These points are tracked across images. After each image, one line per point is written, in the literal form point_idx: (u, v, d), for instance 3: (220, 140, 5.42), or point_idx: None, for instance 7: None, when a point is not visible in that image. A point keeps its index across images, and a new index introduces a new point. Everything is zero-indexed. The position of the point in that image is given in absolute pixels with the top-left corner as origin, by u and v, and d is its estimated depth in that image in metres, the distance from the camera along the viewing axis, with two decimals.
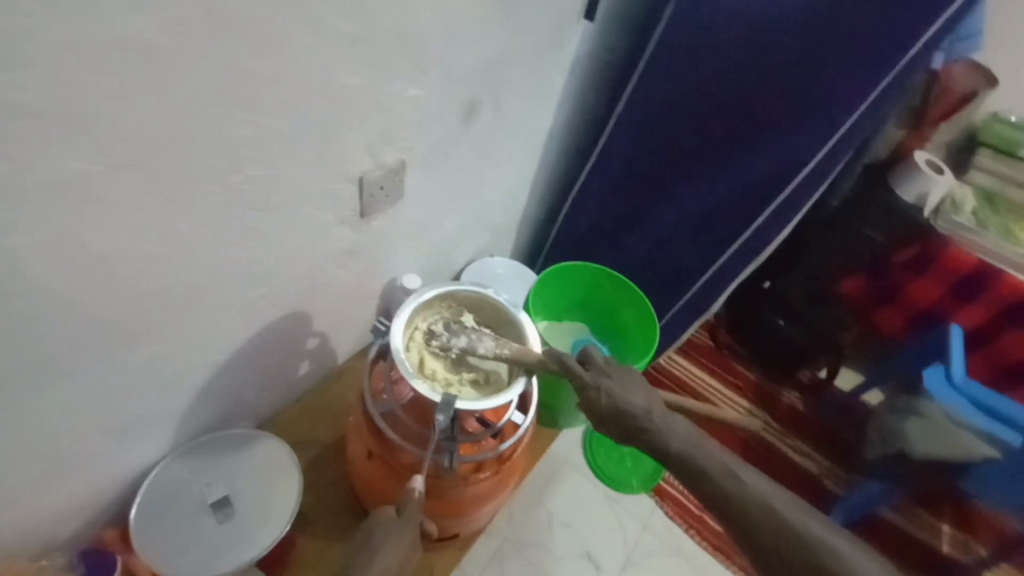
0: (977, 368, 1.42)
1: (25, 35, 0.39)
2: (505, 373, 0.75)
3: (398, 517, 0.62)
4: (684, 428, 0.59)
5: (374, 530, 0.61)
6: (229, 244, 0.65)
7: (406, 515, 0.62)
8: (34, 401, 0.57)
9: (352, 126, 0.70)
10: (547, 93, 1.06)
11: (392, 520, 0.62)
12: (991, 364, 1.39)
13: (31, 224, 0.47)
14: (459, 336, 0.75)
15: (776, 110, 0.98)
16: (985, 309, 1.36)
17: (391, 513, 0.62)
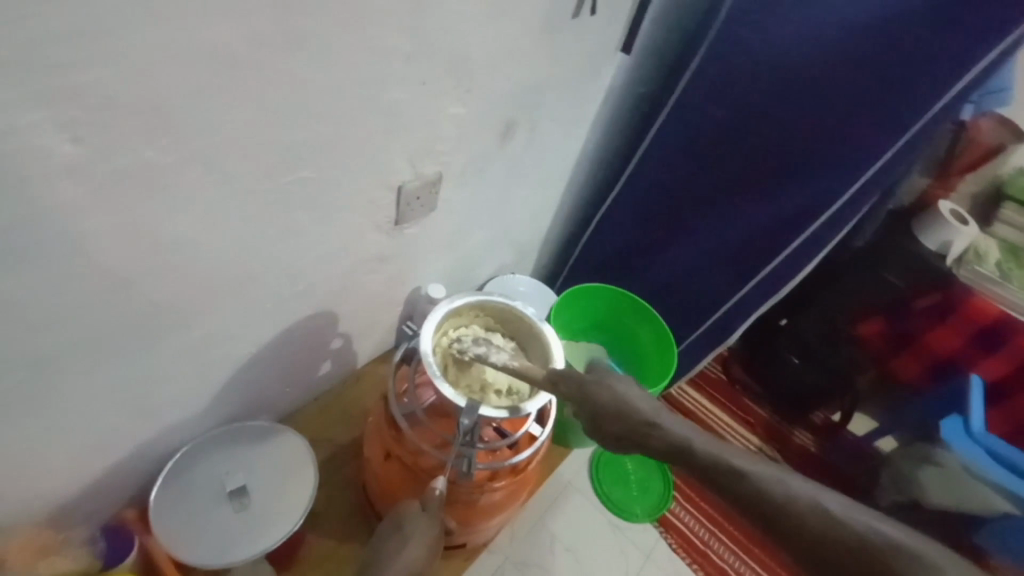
0: (996, 423, 1.39)
1: (125, 37, 0.44)
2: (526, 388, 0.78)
3: (422, 511, 0.63)
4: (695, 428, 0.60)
5: (400, 525, 0.63)
6: (273, 240, 0.68)
7: (429, 509, 0.64)
8: (81, 375, 0.60)
9: (398, 138, 0.74)
10: (581, 119, 1.10)
11: (417, 513, 0.63)
12: (1009, 419, 1.37)
13: (105, 206, 0.51)
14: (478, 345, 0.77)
15: (803, 150, 1.00)
16: (1006, 363, 1.34)
17: (416, 507, 0.64)
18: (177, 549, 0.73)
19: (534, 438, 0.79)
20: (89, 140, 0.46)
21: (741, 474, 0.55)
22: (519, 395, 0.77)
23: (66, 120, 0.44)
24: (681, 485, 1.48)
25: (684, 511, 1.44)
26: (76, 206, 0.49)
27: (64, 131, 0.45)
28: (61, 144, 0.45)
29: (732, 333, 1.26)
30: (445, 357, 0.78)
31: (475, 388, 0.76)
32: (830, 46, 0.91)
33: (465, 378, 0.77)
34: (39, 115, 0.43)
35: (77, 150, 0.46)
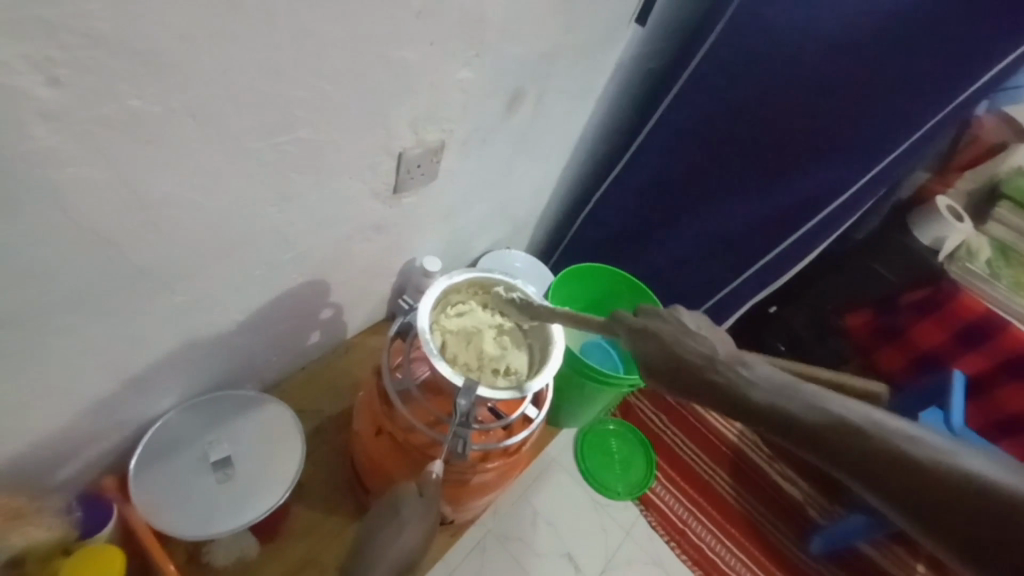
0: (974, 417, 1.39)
1: None
2: (525, 367, 0.76)
3: (419, 496, 0.61)
4: (767, 373, 0.48)
5: (397, 508, 0.60)
6: (265, 202, 0.64)
7: (427, 495, 0.62)
8: (58, 337, 0.56)
9: (402, 101, 0.70)
10: (589, 92, 1.06)
11: (415, 498, 0.61)
12: (988, 415, 1.36)
13: (84, 158, 0.46)
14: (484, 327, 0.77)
15: (816, 138, 0.97)
16: (985, 360, 1.30)
17: (413, 491, 0.62)
18: (158, 520, 0.70)
19: (529, 421, 0.78)
20: (67, 83, 0.42)
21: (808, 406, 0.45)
22: (518, 375, 0.75)
23: (41, 59, 0.40)
24: (664, 464, 1.50)
25: (664, 490, 1.46)
26: (55, 157, 0.45)
27: (39, 71, 0.40)
28: (34, 86, 0.41)
29: (726, 318, 1.25)
30: (444, 334, 0.75)
31: (477, 369, 0.74)
32: (852, 29, 0.87)
33: (466, 359, 0.74)
34: (9, 51, 0.38)
35: (52, 93, 0.42)
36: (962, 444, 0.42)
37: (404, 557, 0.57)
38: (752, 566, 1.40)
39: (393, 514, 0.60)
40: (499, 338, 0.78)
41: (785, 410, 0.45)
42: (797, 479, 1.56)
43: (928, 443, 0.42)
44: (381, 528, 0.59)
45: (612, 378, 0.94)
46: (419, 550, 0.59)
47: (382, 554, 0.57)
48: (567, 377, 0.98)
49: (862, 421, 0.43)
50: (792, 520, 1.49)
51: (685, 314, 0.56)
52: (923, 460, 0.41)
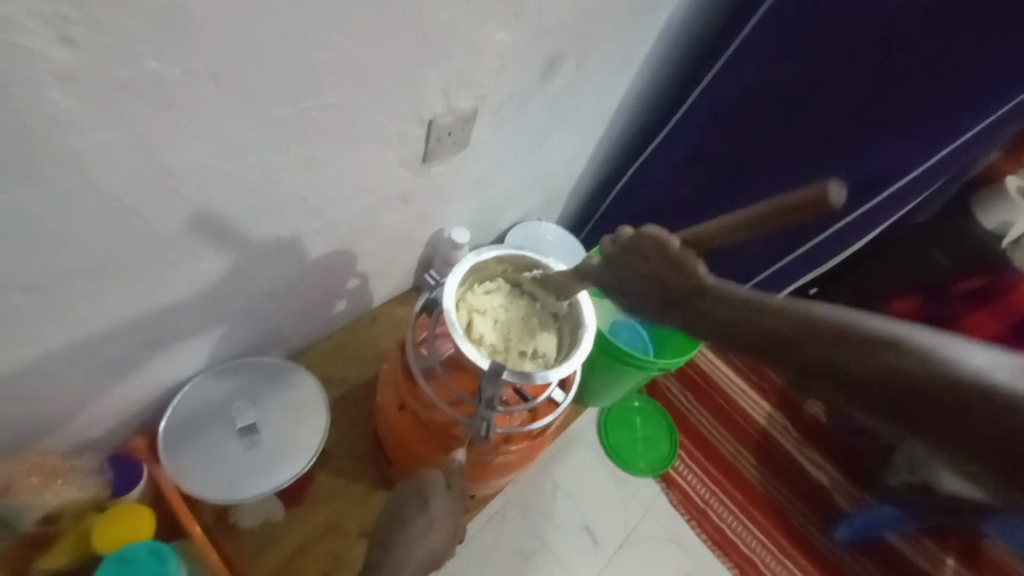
0: None
1: None
2: (553, 351, 0.73)
3: (447, 489, 0.61)
4: (731, 291, 0.48)
5: (426, 502, 0.59)
6: (292, 170, 0.62)
7: (454, 489, 0.62)
8: (85, 303, 0.56)
9: (434, 64, 0.65)
10: (632, 56, 0.99)
11: (443, 490, 0.60)
12: None
13: (102, 122, 0.44)
14: (512, 308, 0.75)
15: (881, 111, 0.89)
16: None
17: (441, 484, 0.61)
18: (187, 484, 0.72)
19: (554, 404, 0.75)
20: (81, 43, 0.39)
21: (766, 314, 0.45)
22: (546, 358, 0.73)
23: (53, 17, 0.37)
24: (687, 442, 1.47)
25: (687, 469, 1.43)
26: (72, 121, 0.43)
27: (51, 29, 0.38)
28: (47, 46, 0.38)
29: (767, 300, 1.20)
30: (468, 313, 0.73)
31: (501, 348, 0.72)
32: None
33: (489, 338, 0.72)
34: (18, 8, 0.36)
35: (67, 54, 0.39)
36: (945, 336, 0.40)
37: (431, 553, 0.57)
38: (774, 552, 1.38)
39: (421, 507, 0.59)
40: (529, 320, 0.75)
41: (749, 321, 0.45)
42: (825, 465, 1.51)
43: (899, 340, 0.40)
44: (408, 520, 0.58)
45: (643, 360, 0.91)
46: (444, 547, 0.59)
47: (408, 551, 0.57)
48: (595, 357, 0.96)
49: (835, 324, 0.42)
50: (817, 506, 1.45)
51: (655, 241, 0.54)
52: (904, 362, 0.39)
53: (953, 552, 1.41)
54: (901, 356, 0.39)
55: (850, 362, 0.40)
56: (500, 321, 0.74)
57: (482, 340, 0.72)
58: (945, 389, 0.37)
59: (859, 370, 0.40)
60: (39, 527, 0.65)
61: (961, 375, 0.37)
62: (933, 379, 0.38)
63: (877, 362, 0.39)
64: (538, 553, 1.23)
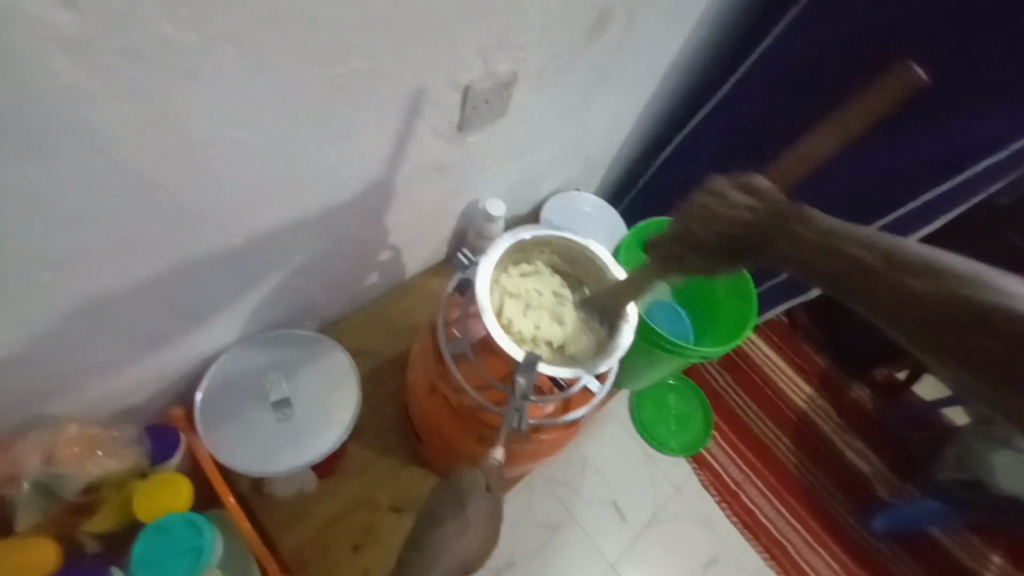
0: None
1: None
2: (579, 347, 0.70)
3: (487, 491, 0.59)
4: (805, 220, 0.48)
5: (462, 504, 0.58)
6: (320, 141, 0.59)
7: (494, 490, 0.60)
8: (115, 278, 0.55)
9: (471, 25, 0.60)
10: (687, 10, 0.90)
11: (483, 493, 0.59)
12: None
13: (116, 93, 0.42)
14: (542, 296, 0.71)
15: (970, 76, 0.79)
16: None
17: (481, 485, 0.59)
18: (223, 457, 0.73)
19: (589, 393, 0.72)
20: (86, 6, 0.36)
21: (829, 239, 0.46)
22: (571, 355, 0.70)
23: None
24: (721, 423, 1.42)
25: (721, 452, 1.39)
26: (84, 92, 0.40)
27: None
28: (52, 10, 0.35)
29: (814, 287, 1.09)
30: (502, 302, 0.69)
31: (538, 336, 0.69)
32: None
33: (526, 326, 0.69)
34: None
35: (74, 19, 0.36)
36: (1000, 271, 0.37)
37: (462, 559, 0.56)
38: (807, 537, 1.35)
39: (456, 508, 0.57)
40: (558, 311, 0.72)
41: (806, 241, 0.47)
42: (868, 452, 1.44)
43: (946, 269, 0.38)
44: (444, 520, 0.57)
45: (684, 346, 0.87)
46: (478, 552, 0.57)
47: (442, 550, 0.55)
48: (634, 343, 0.92)
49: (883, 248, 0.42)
50: (855, 494, 1.40)
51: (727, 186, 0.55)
52: (925, 287, 0.38)
53: (1000, 548, 1.35)
54: (940, 278, 0.38)
55: (891, 274, 0.40)
56: (528, 308, 0.70)
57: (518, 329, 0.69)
58: (974, 305, 0.35)
59: (892, 279, 0.40)
60: (82, 497, 0.67)
61: (988, 297, 0.35)
62: (964, 297, 0.36)
63: (914, 275, 0.39)
64: (565, 526, 1.23)
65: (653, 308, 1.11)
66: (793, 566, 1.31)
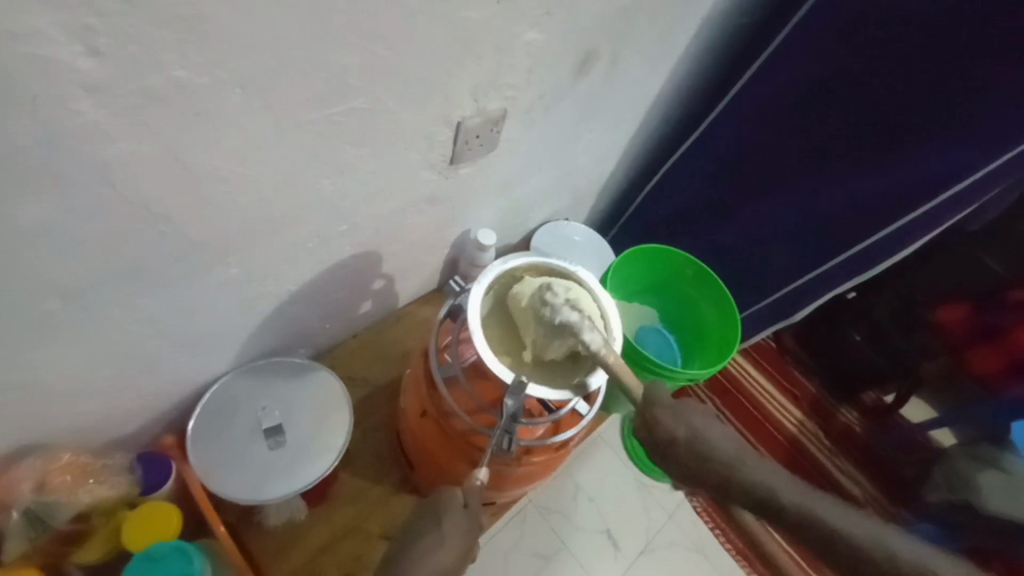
0: (990, 360, 1.31)
1: None
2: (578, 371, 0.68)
3: (463, 508, 0.59)
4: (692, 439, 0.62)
5: (440, 518, 0.58)
6: (319, 175, 0.62)
7: (471, 507, 0.59)
8: (117, 307, 0.57)
9: (464, 67, 0.64)
10: (669, 51, 0.95)
11: (459, 510, 0.58)
12: (1003, 357, 1.29)
13: (130, 132, 0.44)
14: (567, 310, 0.65)
15: (936, 115, 0.83)
16: None
17: (459, 502, 0.59)
18: (213, 484, 0.73)
19: (579, 416, 0.74)
20: (107, 54, 0.39)
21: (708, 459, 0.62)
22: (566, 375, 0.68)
23: (79, 28, 0.37)
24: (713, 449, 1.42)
25: None
26: (101, 132, 0.43)
27: (78, 41, 0.37)
28: (75, 57, 0.38)
29: (800, 310, 1.12)
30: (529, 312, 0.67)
31: (539, 343, 0.67)
32: None
33: (568, 316, 0.64)
34: (44, 19, 0.35)
35: (94, 65, 0.39)
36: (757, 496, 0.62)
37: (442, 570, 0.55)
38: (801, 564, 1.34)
39: (434, 523, 0.57)
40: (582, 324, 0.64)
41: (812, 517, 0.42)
42: (859, 476, 1.48)
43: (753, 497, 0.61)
44: (419, 536, 0.57)
45: (669, 371, 0.89)
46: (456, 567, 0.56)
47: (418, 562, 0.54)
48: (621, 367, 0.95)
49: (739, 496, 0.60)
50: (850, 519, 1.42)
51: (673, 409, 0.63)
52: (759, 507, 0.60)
53: None
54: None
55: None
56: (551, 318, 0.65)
57: (551, 309, 0.65)
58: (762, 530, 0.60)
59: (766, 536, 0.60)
60: (72, 525, 0.67)
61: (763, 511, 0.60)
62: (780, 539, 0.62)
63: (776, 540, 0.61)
64: (558, 556, 1.22)
65: (641, 332, 1.13)
66: None
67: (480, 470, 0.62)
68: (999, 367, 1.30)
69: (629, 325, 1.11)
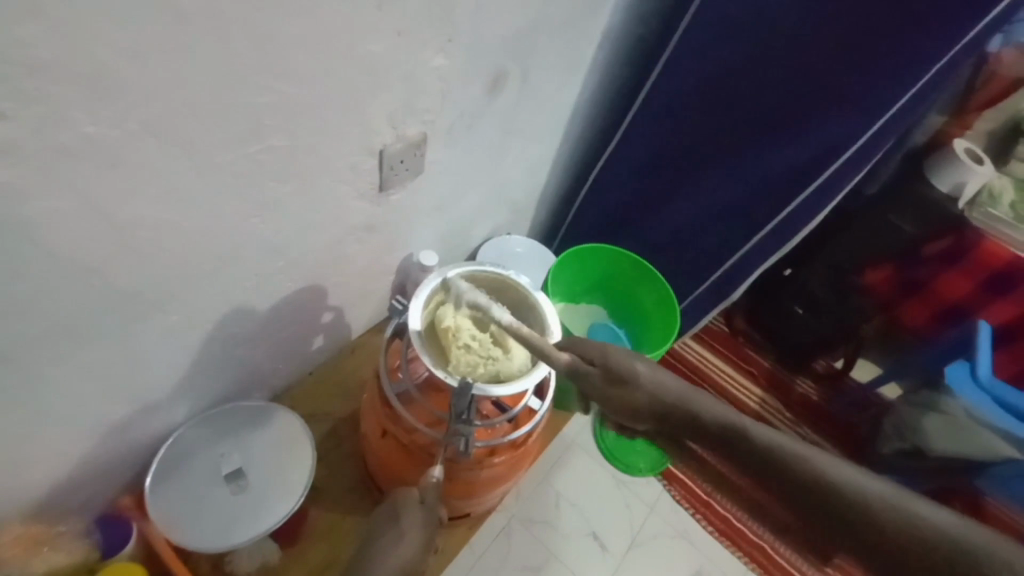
0: (918, 311, 1.45)
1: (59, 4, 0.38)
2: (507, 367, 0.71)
3: (420, 504, 0.63)
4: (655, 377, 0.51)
5: (398, 517, 0.62)
6: (250, 214, 0.64)
7: (428, 502, 0.63)
8: (50, 368, 0.56)
9: (376, 96, 0.68)
10: (576, 64, 1.01)
11: (416, 505, 0.63)
12: (930, 307, 1.43)
13: (47, 190, 0.46)
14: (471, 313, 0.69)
15: (815, 96, 0.92)
16: (966, 279, 1.33)
17: (415, 499, 0.63)
18: (175, 536, 0.72)
19: (534, 411, 0.78)
20: (15, 116, 0.41)
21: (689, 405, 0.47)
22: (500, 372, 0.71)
23: None
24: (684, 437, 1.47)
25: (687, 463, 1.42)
26: (16, 193, 0.44)
27: None
28: None
29: (736, 288, 1.19)
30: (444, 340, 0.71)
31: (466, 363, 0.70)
32: None
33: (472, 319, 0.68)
34: None
35: (3, 129, 0.41)
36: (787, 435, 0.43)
37: (404, 564, 0.59)
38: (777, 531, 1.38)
39: (393, 522, 0.62)
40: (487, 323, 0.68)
41: (839, 491, 0.39)
42: (822, 441, 1.50)
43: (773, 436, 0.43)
44: (385, 537, 0.60)
45: None
46: (417, 562, 0.59)
47: (380, 562, 0.58)
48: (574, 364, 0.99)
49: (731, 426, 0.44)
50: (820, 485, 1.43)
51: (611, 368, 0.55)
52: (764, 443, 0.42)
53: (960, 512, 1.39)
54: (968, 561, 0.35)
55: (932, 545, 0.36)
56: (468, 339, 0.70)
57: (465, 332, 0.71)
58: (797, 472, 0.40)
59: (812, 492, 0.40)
60: None
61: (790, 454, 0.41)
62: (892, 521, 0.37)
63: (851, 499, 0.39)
64: (547, 564, 1.21)
65: (592, 330, 1.19)
66: (772, 564, 1.34)
67: (434, 469, 0.66)
68: (926, 316, 1.45)
69: (579, 325, 1.17)
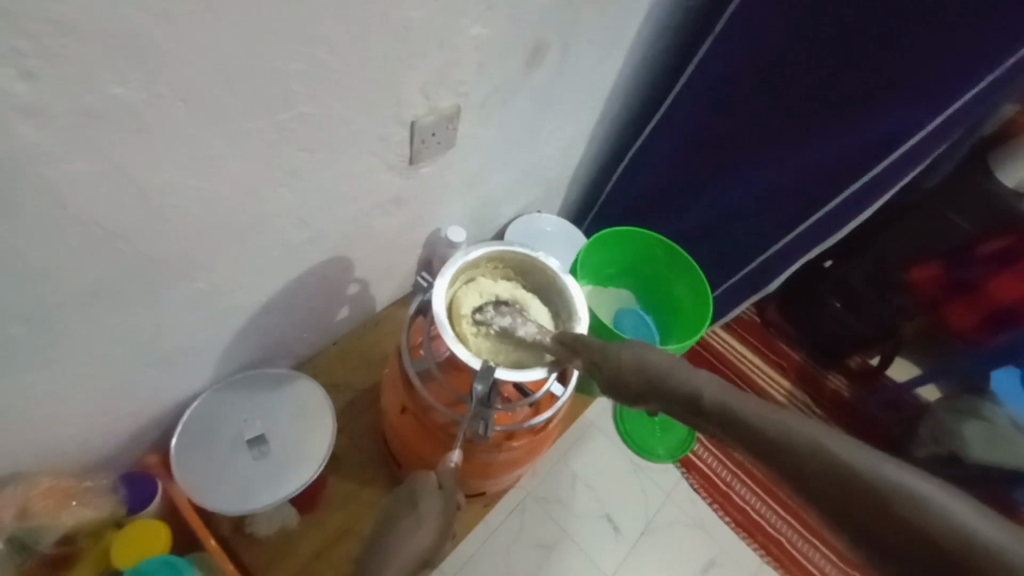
0: (965, 314, 1.34)
1: None
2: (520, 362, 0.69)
3: (439, 488, 0.62)
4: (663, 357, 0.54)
5: (417, 499, 0.61)
6: (278, 183, 0.63)
7: (446, 487, 0.63)
8: (77, 329, 0.57)
9: (410, 65, 0.65)
10: (620, 36, 0.96)
11: (435, 489, 0.62)
12: (979, 310, 1.31)
13: (76, 151, 0.45)
14: (503, 315, 0.72)
15: (881, 80, 0.85)
16: None
17: (433, 483, 0.63)
18: (199, 498, 0.73)
19: (555, 397, 0.76)
20: (41, 77, 0.40)
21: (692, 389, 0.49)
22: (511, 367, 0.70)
23: (8, 52, 0.37)
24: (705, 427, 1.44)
25: (707, 453, 1.39)
26: (44, 155, 0.44)
27: (10, 65, 0.38)
28: (9, 81, 0.39)
29: (773, 280, 1.14)
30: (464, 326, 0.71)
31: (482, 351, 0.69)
32: None
33: (502, 321, 0.71)
34: None
35: (31, 89, 0.40)
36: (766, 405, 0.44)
37: (421, 551, 0.59)
38: (795, 527, 1.36)
39: (412, 506, 0.61)
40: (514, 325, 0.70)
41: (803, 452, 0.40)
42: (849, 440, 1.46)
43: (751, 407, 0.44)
44: (400, 521, 0.60)
45: None
46: (434, 548, 0.60)
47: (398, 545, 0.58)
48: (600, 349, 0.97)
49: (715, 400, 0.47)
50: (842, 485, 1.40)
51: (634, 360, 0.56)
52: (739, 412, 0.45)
53: None
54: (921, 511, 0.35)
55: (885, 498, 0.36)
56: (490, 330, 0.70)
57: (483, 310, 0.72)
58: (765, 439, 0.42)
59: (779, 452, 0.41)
60: (58, 547, 0.70)
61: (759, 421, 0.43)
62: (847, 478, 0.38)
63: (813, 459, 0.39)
64: (559, 544, 1.21)
65: (619, 314, 1.16)
66: (786, 561, 1.32)
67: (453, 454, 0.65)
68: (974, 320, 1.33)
69: (607, 309, 1.14)
